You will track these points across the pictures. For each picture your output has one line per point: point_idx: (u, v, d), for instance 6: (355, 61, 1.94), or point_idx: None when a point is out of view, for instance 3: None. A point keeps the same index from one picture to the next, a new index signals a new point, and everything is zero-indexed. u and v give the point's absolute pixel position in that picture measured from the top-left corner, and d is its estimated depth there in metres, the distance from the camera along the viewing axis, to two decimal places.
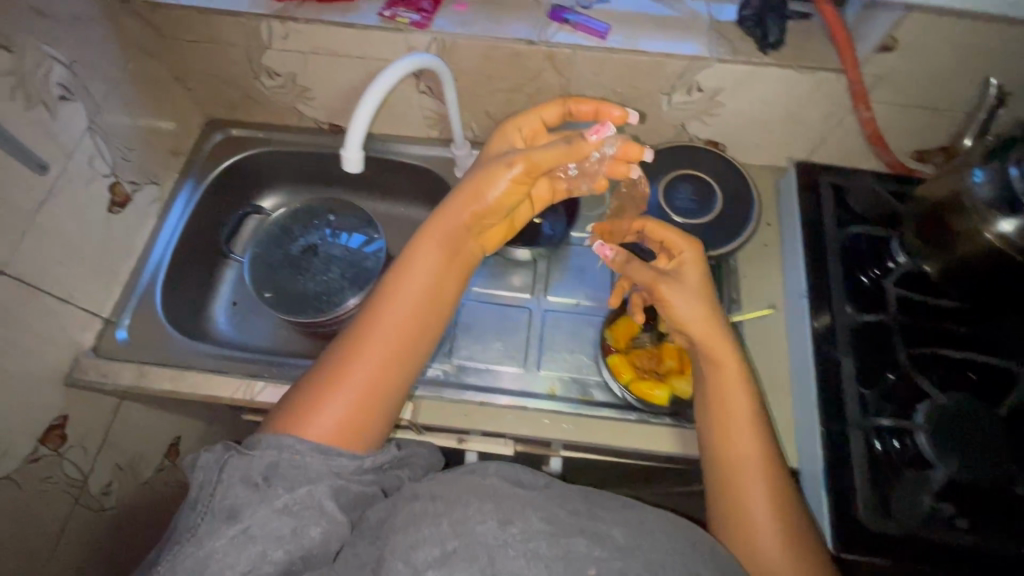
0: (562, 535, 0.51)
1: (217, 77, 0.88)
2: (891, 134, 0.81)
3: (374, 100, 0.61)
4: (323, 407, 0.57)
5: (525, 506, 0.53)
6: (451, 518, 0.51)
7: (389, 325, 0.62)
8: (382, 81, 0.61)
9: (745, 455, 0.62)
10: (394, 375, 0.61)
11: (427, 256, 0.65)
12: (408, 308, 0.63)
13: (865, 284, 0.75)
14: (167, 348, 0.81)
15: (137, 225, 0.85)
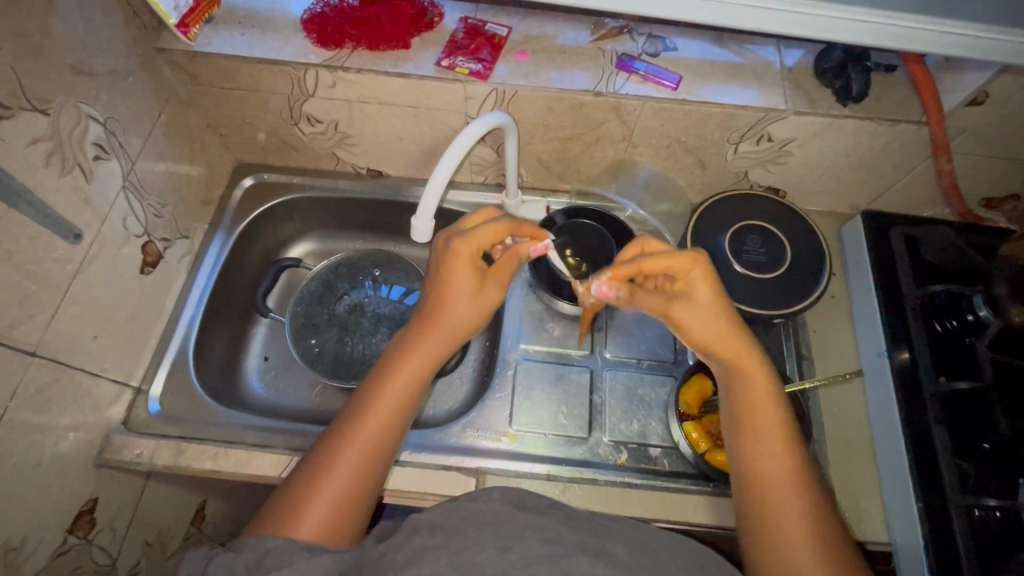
0: (562, 556, 0.45)
1: (254, 123, 0.84)
2: (962, 183, 0.79)
3: (451, 165, 0.58)
4: (311, 503, 0.51)
5: (525, 530, 0.47)
6: (450, 550, 0.44)
7: (375, 425, 0.56)
8: (460, 143, 0.58)
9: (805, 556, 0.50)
10: (368, 482, 0.54)
11: (401, 367, 0.59)
12: (395, 397, 0.57)
13: (950, 346, 0.71)
14: (204, 419, 0.75)
15: (168, 283, 0.80)
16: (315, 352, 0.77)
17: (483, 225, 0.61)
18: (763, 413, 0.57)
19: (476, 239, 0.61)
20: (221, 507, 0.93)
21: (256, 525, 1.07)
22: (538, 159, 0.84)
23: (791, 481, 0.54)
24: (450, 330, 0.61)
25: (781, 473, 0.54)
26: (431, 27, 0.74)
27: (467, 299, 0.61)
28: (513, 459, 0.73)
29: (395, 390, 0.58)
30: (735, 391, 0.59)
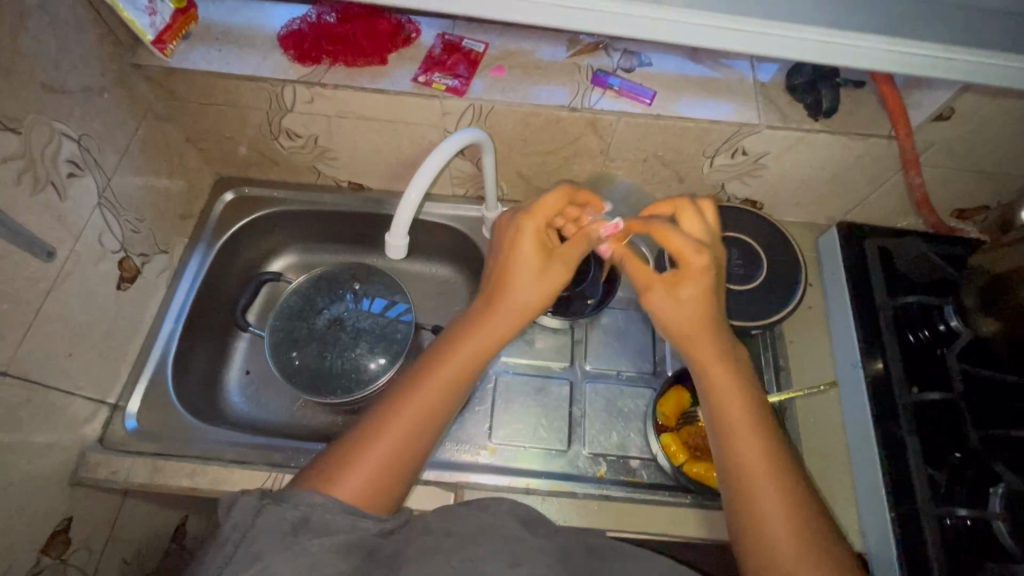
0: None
1: (233, 137, 0.84)
2: (934, 195, 0.80)
3: (425, 182, 0.58)
4: (353, 464, 0.49)
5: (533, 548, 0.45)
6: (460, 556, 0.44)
7: (420, 409, 0.53)
8: (434, 160, 0.58)
9: (773, 511, 0.48)
10: (415, 449, 0.52)
11: (467, 338, 0.57)
12: (458, 361, 0.56)
13: (921, 355, 0.72)
14: (181, 436, 0.75)
15: (146, 298, 0.79)
16: (295, 367, 0.77)
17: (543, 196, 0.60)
18: (720, 363, 0.55)
19: (542, 213, 0.60)
20: (203, 524, 0.92)
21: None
22: (517, 172, 0.84)
23: (753, 431, 0.52)
24: (516, 308, 0.58)
25: (742, 426, 0.53)
26: (408, 43, 0.74)
27: (536, 267, 0.59)
28: (492, 473, 0.73)
29: (462, 358, 0.56)
30: (688, 342, 0.57)
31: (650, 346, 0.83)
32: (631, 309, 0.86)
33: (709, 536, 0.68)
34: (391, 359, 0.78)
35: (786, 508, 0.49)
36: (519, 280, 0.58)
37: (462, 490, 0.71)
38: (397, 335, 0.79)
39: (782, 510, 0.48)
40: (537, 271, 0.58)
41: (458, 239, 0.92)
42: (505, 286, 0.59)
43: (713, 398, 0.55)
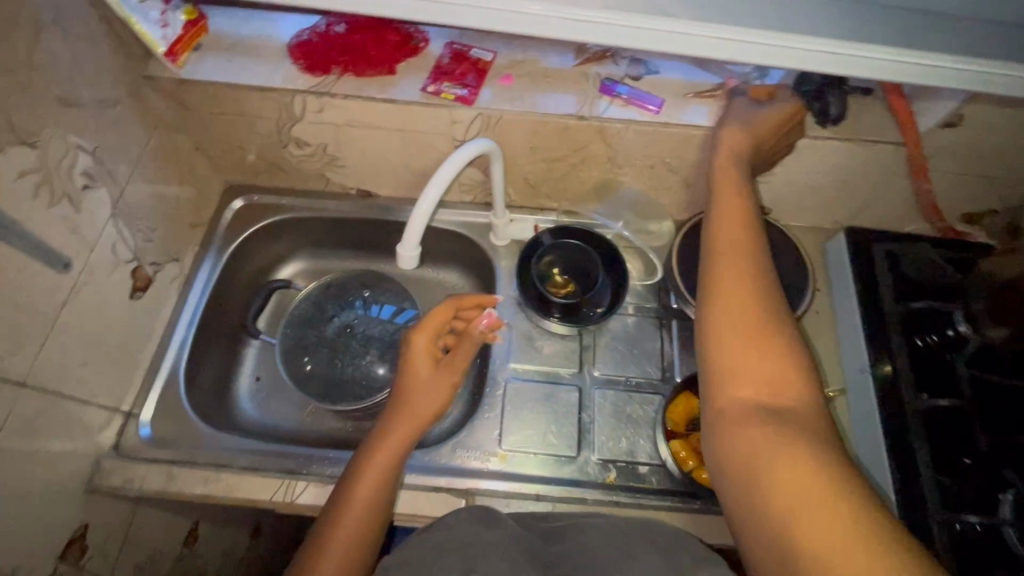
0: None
1: (243, 146, 0.84)
2: (942, 199, 0.80)
3: (436, 193, 0.58)
4: None
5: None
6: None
7: (360, 510, 0.60)
8: (445, 171, 0.58)
9: (755, 328, 0.51)
10: (361, 549, 0.59)
11: (380, 440, 0.64)
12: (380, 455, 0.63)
13: (930, 360, 0.72)
14: (194, 443, 0.75)
15: (158, 307, 0.80)
16: (306, 374, 0.78)
17: (429, 313, 0.70)
18: (734, 211, 0.61)
19: (431, 328, 0.70)
20: (214, 528, 0.93)
21: (249, 544, 1.07)
22: (524, 179, 0.85)
23: (749, 268, 0.56)
24: (417, 414, 0.66)
25: (747, 311, 0.53)
26: (416, 52, 0.75)
27: (419, 382, 0.69)
28: (502, 480, 0.74)
29: (383, 453, 0.63)
30: (721, 255, 0.57)
31: (659, 353, 0.84)
32: (639, 315, 0.86)
33: (717, 541, 0.69)
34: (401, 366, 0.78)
35: (755, 313, 0.52)
36: (410, 394, 0.68)
37: (473, 497, 0.73)
38: None
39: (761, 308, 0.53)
40: (426, 381, 0.69)
41: (465, 244, 0.93)
42: (394, 407, 0.67)
43: (719, 293, 0.54)
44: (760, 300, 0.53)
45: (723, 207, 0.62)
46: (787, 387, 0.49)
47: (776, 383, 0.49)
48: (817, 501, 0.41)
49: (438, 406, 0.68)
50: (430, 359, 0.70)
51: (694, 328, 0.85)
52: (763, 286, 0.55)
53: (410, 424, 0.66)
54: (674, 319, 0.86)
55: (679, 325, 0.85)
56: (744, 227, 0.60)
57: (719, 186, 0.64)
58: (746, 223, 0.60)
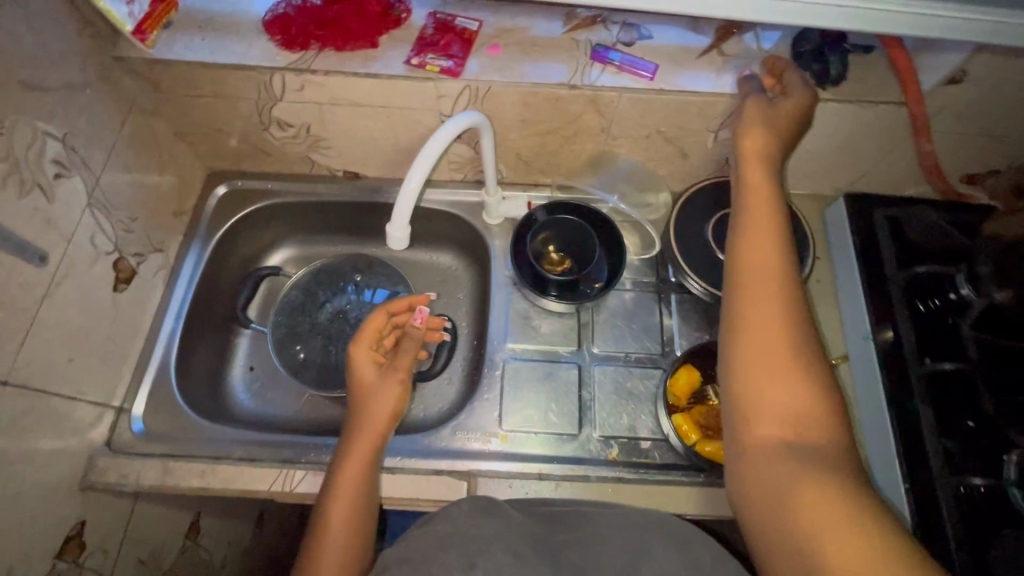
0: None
1: (223, 130, 0.81)
2: (946, 161, 0.79)
3: (423, 172, 0.56)
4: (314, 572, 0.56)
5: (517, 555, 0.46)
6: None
7: (347, 507, 0.60)
8: (432, 148, 0.56)
9: (784, 351, 0.46)
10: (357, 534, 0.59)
11: (360, 433, 0.65)
12: (359, 450, 0.63)
13: (932, 324, 0.71)
14: (190, 435, 0.74)
15: (144, 299, 0.78)
16: (300, 362, 0.76)
17: (364, 324, 0.70)
18: (767, 196, 0.54)
19: (367, 341, 0.70)
20: (215, 520, 0.92)
21: (253, 534, 1.07)
22: (516, 154, 0.82)
23: (779, 275, 0.49)
24: (377, 414, 0.66)
25: (773, 310, 0.48)
26: (399, 23, 0.71)
27: (379, 387, 0.68)
28: (504, 460, 0.73)
29: (362, 447, 0.64)
30: (745, 243, 0.52)
31: (659, 327, 0.82)
32: (639, 290, 0.84)
33: (724, 514, 0.69)
34: None
35: (785, 328, 0.47)
36: (364, 402, 0.67)
37: (474, 479, 0.70)
38: None
39: (791, 324, 0.47)
40: (375, 384, 0.68)
41: (458, 224, 0.91)
42: (356, 418, 0.67)
43: (742, 280, 0.50)
44: (789, 311, 0.48)
45: (755, 185, 0.55)
46: (821, 416, 0.44)
47: (807, 413, 0.44)
48: (851, 550, 0.38)
49: (393, 411, 0.67)
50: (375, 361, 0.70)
51: (694, 301, 0.84)
52: (790, 282, 0.49)
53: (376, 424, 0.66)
54: (673, 293, 0.84)
55: (679, 298, 0.84)
56: (773, 208, 0.54)
57: (745, 159, 0.57)
58: (776, 209, 0.54)
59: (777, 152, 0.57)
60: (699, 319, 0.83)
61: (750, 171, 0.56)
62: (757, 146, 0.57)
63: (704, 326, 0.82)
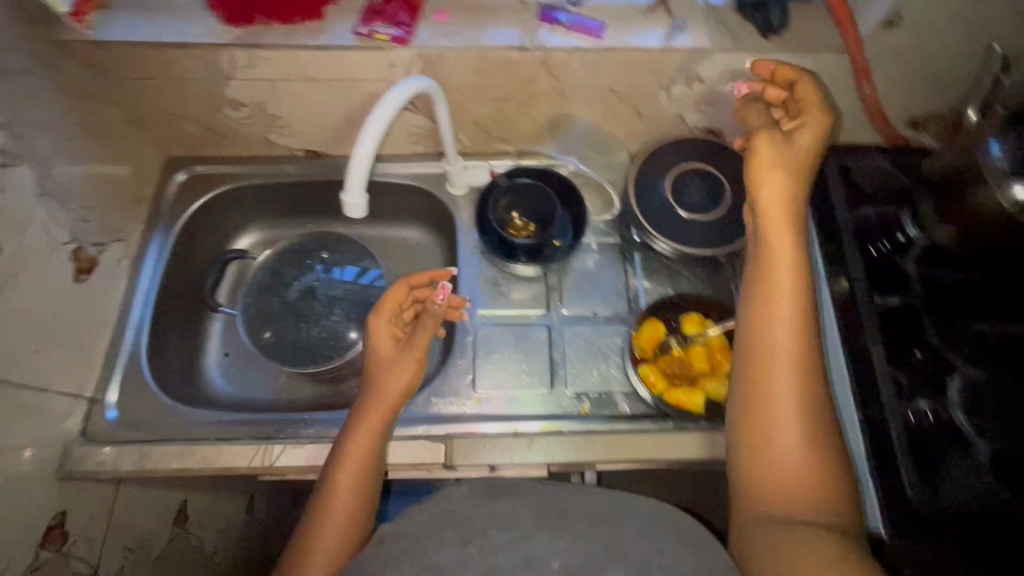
0: (522, 539, 0.49)
1: (176, 114, 0.80)
2: (891, 106, 0.81)
3: (374, 137, 0.56)
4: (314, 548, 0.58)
5: (487, 522, 0.51)
6: (411, 554, 0.49)
7: (350, 489, 0.61)
8: (383, 112, 0.56)
9: (791, 439, 0.54)
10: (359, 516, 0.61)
11: (366, 412, 0.66)
12: (365, 436, 0.64)
13: (880, 262, 0.74)
14: (166, 421, 0.74)
15: (108, 289, 0.77)
16: (272, 340, 0.76)
17: (383, 295, 0.72)
18: (791, 251, 0.59)
19: (387, 311, 0.72)
20: (201, 504, 0.93)
21: (245, 519, 1.08)
22: (475, 122, 0.83)
23: (794, 358, 0.55)
24: (387, 395, 0.67)
25: (783, 397, 0.55)
26: None
27: (395, 364, 0.69)
28: (480, 422, 0.75)
29: (369, 429, 0.65)
30: (756, 322, 0.57)
31: (623, 286, 0.85)
32: (602, 250, 0.86)
33: (692, 455, 0.72)
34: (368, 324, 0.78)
35: (798, 415, 0.54)
36: (378, 375, 0.69)
37: (451, 442, 0.73)
38: (372, 300, 0.79)
39: (807, 452, 0.53)
40: (388, 360, 0.69)
41: (422, 197, 0.91)
42: (369, 392, 0.68)
43: (757, 362, 0.56)
44: (799, 399, 0.54)
45: (773, 233, 0.59)
46: (819, 478, 0.52)
47: (805, 477, 0.52)
48: None
49: (405, 388, 0.69)
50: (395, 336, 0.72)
51: (657, 259, 0.86)
52: (806, 369, 0.55)
53: (385, 405, 0.67)
54: (637, 251, 0.86)
55: (642, 256, 0.86)
56: (796, 268, 0.58)
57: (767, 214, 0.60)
58: (803, 277, 0.58)
59: (794, 199, 0.60)
60: (663, 274, 0.85)
61: (767, 229, 0.60)
62: (777, 188, 0.60)
63: (667, 282, 0.85)
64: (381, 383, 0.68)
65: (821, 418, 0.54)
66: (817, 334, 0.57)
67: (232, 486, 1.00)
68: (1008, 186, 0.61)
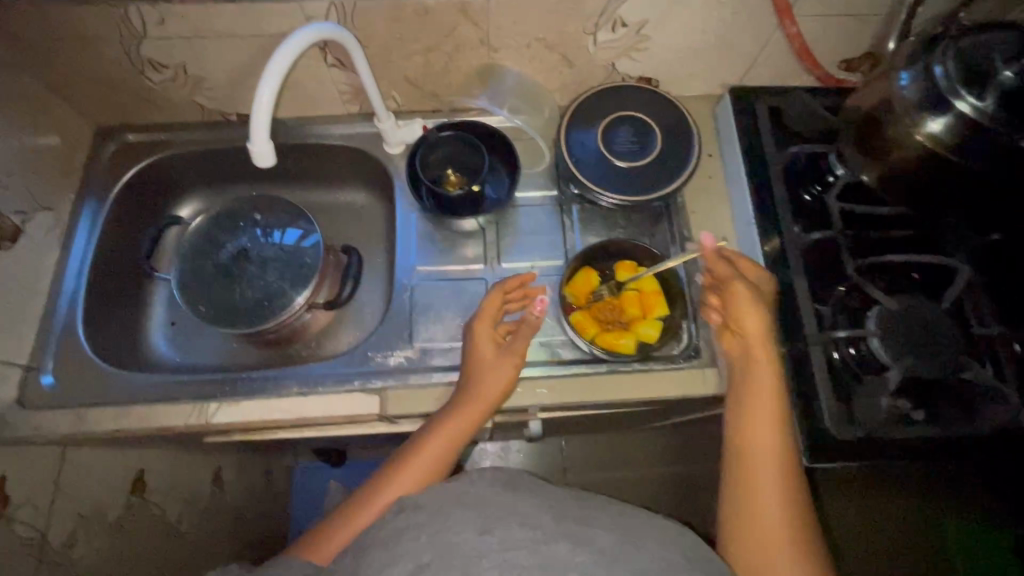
0: (543, 542, 0.52)
1: (98, 80, 0.79)
2: (821, 47, 0.81)
3: (274, 81, 0.56)
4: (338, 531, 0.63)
5: (507, 517, 0.54)
6: (429, 530, 0.54)
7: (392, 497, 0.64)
8: (283, 55, 0.56)
9: (772, 508, 0.59)
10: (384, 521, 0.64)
11: (443, 429, 0.67)
12: (432, 457, 0.66)
13: (808, 202, 0.76)
14: (104, 385, 0.75)
15: (38, 258, 0.77)
16: (205, 302, 0.76)
17: (487, 294, 0.73)
18: (768, 400, 0.64)
19: (489, 315, 0.73)
20: (162, 476, 0.91)
21: (213, 491, 1.05)
22: (405, 78, 0.82)
23: (774, 461, 0.61)
24: (474, 407, 0.68)
25: (777, 448, 0.62)
26: None
27: (487, 372, 0.70)
28: (417, 373, 0.76)
29: (436, 445, 0.67)
30: (748, 391, 0.65)
31: (561, 239, 0.85)
32: (540, 203, 0.86)
33: (622, 396, 0.74)
34: (302, 284, 0.78)
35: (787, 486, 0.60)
36: (479, 377, 0.70)
37: (386, 394, 0.73)
38: (306, 262, 0.80)
39: (786, 513, 0.59)
40: (489, 364, 0.70)
41: (360, 159, 0.90)
42: (465, 393, 0.69)
43: (744, 413, 0.64)
44: (786, 451, 0.62)
45: (755, 376, 0.65)
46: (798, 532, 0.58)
47: (789, 541, 0.58)
48: None
49: (501, 394, 0.70)
50: (490, 341, 0.72)
51: (595, 210, 0.86)
52: (786, 430, 0.63)
53: (464, 421, 0.67)
54: (574, 203, 0.86)
55: (581, 208, 0.86)
56: (776, 411, 0.63)
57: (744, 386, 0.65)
58: (780, 390, 0.65)
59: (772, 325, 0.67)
60: (602, 225, 0.86)
61: (749, 371, 0.66)
62: (757, 370, 0.65)
63: (605, 231, 0.85)
64: (469, 391, 0.69)
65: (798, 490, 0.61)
66: (794, 432, 0.64)
67: (193, 456, 0.99)
68: (923, 121, 0.62)
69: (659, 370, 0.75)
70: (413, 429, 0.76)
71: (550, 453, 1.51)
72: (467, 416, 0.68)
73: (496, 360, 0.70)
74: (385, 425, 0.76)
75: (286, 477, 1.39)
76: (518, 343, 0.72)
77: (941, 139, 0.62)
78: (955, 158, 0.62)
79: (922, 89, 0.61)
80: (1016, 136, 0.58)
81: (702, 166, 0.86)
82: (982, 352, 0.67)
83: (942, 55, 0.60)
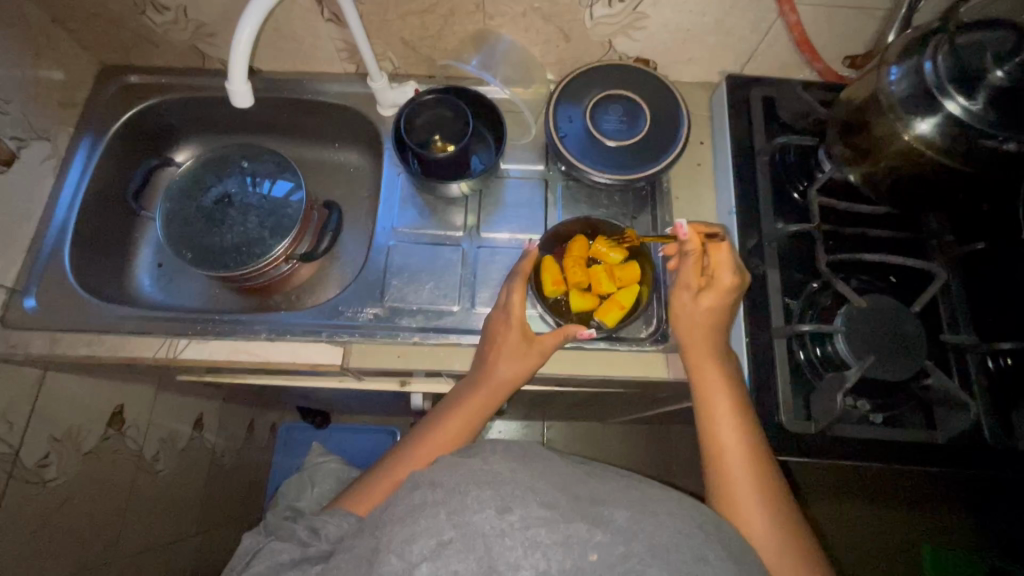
0: (562, 518, 0.45)
1: (102, 16, 0.80)
2: (821, 39, 0.79)
3: (249, 33, 0.61)
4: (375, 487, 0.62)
5: (526, 492, 0.47)
6: (448, 507, 0.46)
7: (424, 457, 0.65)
8: (255, 12, 0.60)
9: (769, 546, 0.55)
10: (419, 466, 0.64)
11: (472, 395, 0.68)
12: (458, 418, 0.67)
13: (796, 199, 0.76)
14: (80, 314, 0.77)
15: (33, 185, 0.79)
16: (185, 243, 0.78)
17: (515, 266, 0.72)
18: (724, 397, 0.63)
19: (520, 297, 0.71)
20: (143, 413, 0.93)
21: (191, 436, 1.07)
22: (399, 38, 0.83)
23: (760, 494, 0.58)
24: (500, 385, 0.68)
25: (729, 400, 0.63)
26: None
27: (512, 346, 0.69)
28: (385, 329, 0.77)
29: (462, 410, 0.68)
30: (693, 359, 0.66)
31: (541, 215, 0.84)
32: (529, 176, 0.86)
33: (582, 371, 0.74)
34: (282, 233, 0.80)
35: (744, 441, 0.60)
36: (500, 355, 0.69)
37: (349, 348, 0.75)
38: (287, 212, 0.81)
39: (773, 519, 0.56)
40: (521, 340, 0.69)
41: (353, 117, 0.91)
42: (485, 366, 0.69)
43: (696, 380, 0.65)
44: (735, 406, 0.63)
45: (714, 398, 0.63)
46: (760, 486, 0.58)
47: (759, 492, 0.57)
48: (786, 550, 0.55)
49: (522, 373, 0.69)
50: (515, 312, 0.70)
51: (580, 188, 0.85)
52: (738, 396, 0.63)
53: (491, 390, 0.68)
54: (559, 180, 0.86)
55: (565, 185, 0.85)
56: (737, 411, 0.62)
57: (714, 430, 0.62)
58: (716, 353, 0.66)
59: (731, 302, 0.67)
60: (583, 204, 0.85)
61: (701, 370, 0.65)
62: (729, 400, 0.63)
63: (586, 211, 0.84)
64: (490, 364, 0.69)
65: (789, 518, 0.57)
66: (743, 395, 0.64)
67: (176, 398, 1.00)
68: (912, 121, 0.60)
69: (623, 349, 0.75)
70: (381, 383, 0.79)
71: (530, 435, 1.51)
72: (490, 387, 0.68)
73: (519, 334, 0.69)
74: (351, 377, 0.78)
75: (268, 434, 1.42)
76: (555, 333, 0.70)
77: (929, 139, 0.59)
78: (944, 161, 0.60)
79: (910, 84, 0.60)
80: (1001, 137, 0.56)
81: (692, 153, 0.86)
82: (951, 361, 0.67)
83: (932, 51, 0.59)
